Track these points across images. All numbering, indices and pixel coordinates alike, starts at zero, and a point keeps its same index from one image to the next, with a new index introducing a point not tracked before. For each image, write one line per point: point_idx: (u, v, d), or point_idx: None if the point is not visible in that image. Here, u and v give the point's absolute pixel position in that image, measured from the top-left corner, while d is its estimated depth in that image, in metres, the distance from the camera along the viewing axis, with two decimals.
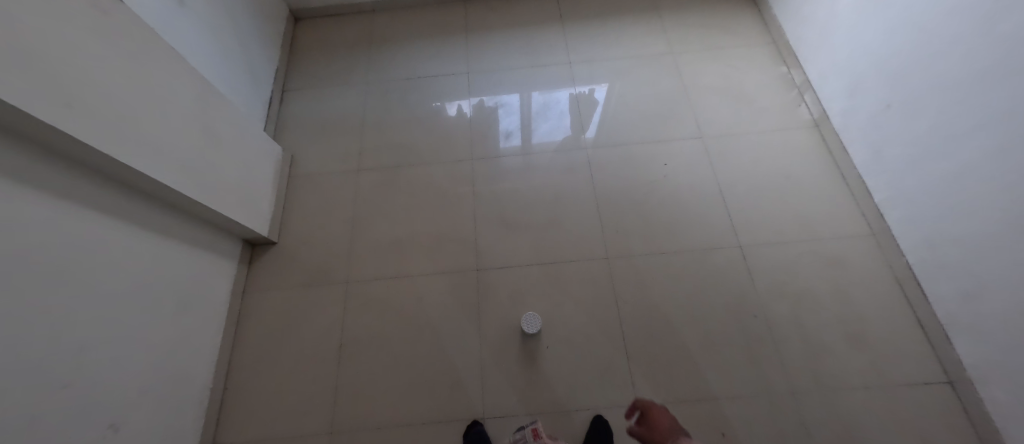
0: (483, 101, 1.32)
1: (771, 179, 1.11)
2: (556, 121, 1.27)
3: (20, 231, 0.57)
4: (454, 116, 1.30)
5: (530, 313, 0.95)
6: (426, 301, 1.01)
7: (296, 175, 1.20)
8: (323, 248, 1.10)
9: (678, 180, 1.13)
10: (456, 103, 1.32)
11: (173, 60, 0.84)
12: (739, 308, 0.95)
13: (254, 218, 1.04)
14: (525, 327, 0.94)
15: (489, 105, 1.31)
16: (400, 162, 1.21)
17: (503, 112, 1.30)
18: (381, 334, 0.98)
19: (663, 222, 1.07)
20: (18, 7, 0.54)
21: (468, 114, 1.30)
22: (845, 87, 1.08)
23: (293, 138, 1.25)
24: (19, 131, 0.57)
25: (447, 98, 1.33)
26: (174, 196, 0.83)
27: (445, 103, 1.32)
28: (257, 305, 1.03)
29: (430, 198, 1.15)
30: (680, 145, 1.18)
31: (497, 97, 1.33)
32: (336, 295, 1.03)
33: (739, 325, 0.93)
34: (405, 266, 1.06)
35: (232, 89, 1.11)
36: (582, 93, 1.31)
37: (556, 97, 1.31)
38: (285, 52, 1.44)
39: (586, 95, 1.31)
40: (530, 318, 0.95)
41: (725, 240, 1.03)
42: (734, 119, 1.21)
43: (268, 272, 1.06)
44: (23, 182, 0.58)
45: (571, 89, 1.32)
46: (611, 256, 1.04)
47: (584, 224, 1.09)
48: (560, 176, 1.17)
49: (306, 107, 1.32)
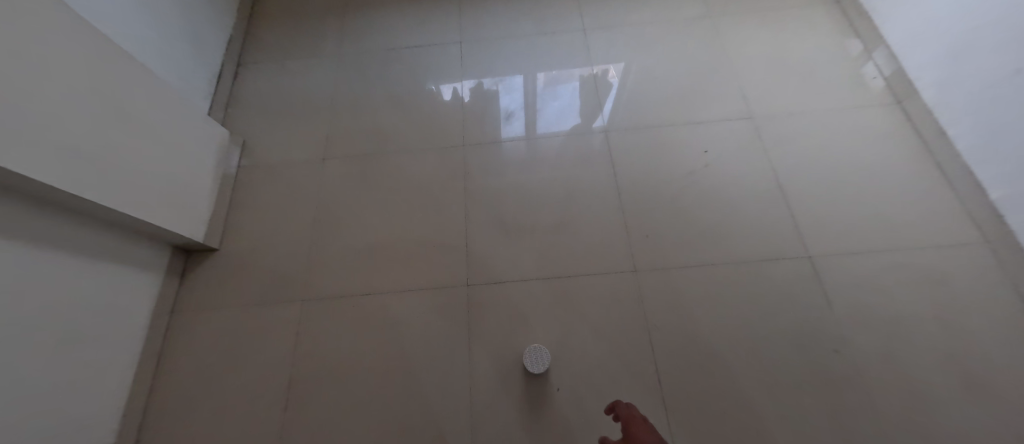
0: (483, 83, 1.08)
1: (845, 170, 0.87)
2: (567, 100, 1.03)
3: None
4: (450, 101, 1.05)
5: (535, 346, 0.73)
6: (403, 326, 0.78)
7: (246, 164, 0.97)
8: (276, 256, 0.87)
9: (723, 170, 0.89)
10: (451, 85, 1.08)
11: (62, 10, 0.61)
12: (813, 339, 0.72)
13: (185, 218, 0.81)
14: (528, 365, 0.71)
15: (490, 88, 1.07)
16: (375, 149, 0.98)
17: (506, 95, 1.05)
18: (343, 370, 0.75)
19: (706, 225, 0.84)
20: None
21: (466, 98, 1.05)
22: (945, 50, 0.83)
23: (245, 119, 1.03)
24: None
25: (442, 80, 1.08)
26: (65, 196, 0.61)
27: (439, 86, 1.08)
28: (186, 331, 0.80)
29: (411, 193, 0.93)
30: (725, 127, 0.94)
31: (499, 78, 1.08)
32: (289, 317, 0.80)
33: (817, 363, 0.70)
34: (377, 280, 0.83)
35: (163, 54, 0.89)
36: (598, 72, 1.07)
37: (568, 74, 1.07)
38: (243, 19, 1.21)
39: (602, 74, 1.06)
40: (535, 352, 0.72)
41: (788, 248, 0.80)
42: (792, 94, 0.97)
43: (204, 286, 0.84)
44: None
45: (585, 66, 1.08)
46: (640, 269, 0.81)
47: (604, 227, 0.86)
48: (573, 165, 0.94)
49: (264, 82, 1.09)
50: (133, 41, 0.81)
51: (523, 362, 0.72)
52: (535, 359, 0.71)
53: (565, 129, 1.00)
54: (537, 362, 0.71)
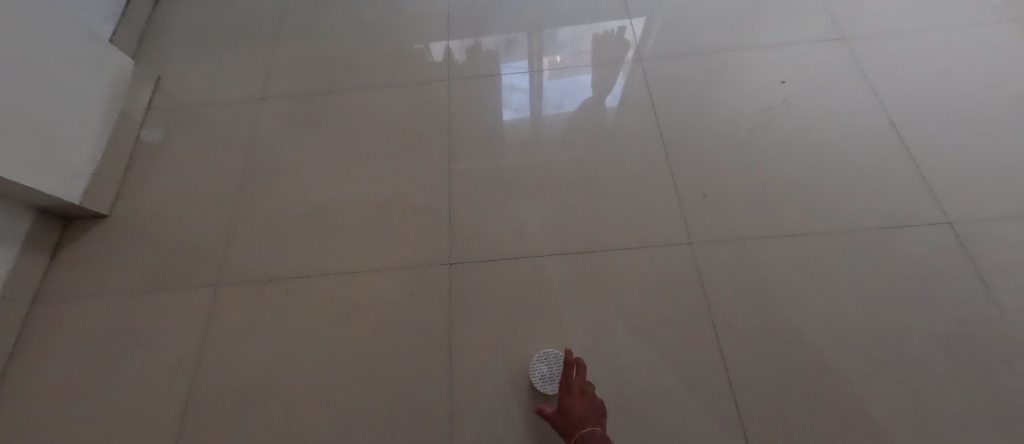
0: (478, 42, 0.79)
1: (988, 103, 0.61)
2: (575, 54, 0.76)
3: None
4: (441, 63, 0.77)
5: (549, 353, 0.49)
6: (360, 318, 0.55)
7: (165, 107, 0.74)
8: (190, 224, 0.63)
9: (807, 106, 0.65)
10: (441, 44, 0.79)
11: None
12: (981, 339, 0.46)
13: (49, 159, 0.56)
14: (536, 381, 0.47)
15: (489, 47, 0.78)
16: (332, 86, 0.75)
17: (508, 55, 0.77)
18: (270, 380, 0.51)
19: (790, 178, 0.59)
20: None
21: (461, 60, 0.77)
22: None
23: (168, 52, 0.79)
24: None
25: (427, 37, 0.80)
26: None
27: (428, 44, 0.79)
28: (51, 326, 0.56)
29: (378, 142, 0.69)
30: (804, 51, 0.70)
31: (496, 36, 0.80)
32: (203, 304, 0.57)
33: (995, 379, 0.44)
34: (329, 255, 0.60)
35: None
36: (607, 32, 0.78)
37: (569, 34, 0.78)
38: None
39: (612, 36, 0.77)
40: (547, 362, 0.48)
41: (917, 209, 0.55)
42: (894, 12, 0.72)
43: (87, 264, 0.60)
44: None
45: (591, 27, 0.79)
46: (698, 239, 0.56)
47: (643, 182, 0.62)
48: (596, 105, 0.70)
49: (198, 7, 0.85)
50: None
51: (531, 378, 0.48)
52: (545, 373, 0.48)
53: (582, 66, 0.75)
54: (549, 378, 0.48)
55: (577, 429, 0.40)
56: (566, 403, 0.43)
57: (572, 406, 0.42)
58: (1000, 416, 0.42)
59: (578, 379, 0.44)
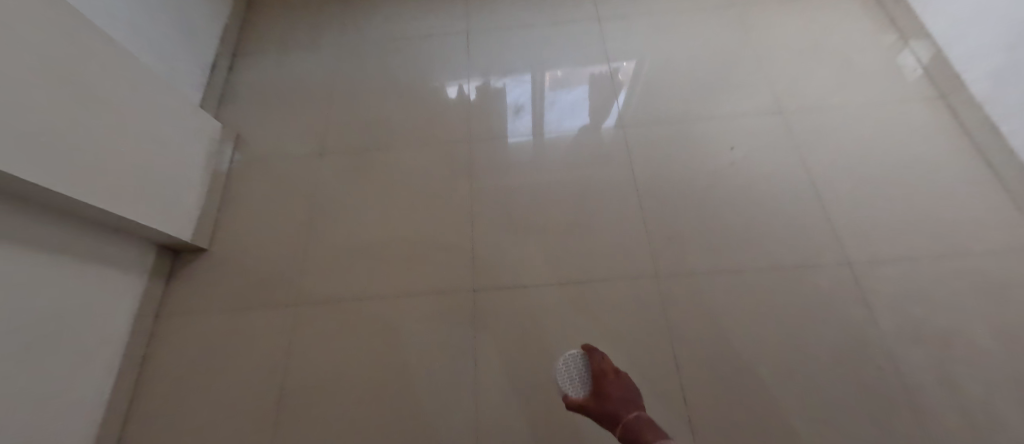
0: (488, 81, 1.01)
1: (888, 170, 0.79)
2: (578, 91, 0.98)
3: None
4: (455, 100, 0.99)
5: (579, 355, 0.62)
6: (404, 333, 0.72)
7: (239, 160, 0.92)
8: (268, 256, 0.81)
9: (750, 170, 0.82)
10: (455, 83, 1.01)
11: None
12: (858, 356, 0.64)
13: (163, 208, 0.74)
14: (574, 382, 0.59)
15: (496, 86, 1.00)
16: (375, 142, 0.93)
17: (513, 95, 0.98)
18: (340, 382, 0.69)
19: (734, 227, 0.77)
20: None
21: (471, 97, 0.99)
22: (999, 37, 0.75)
23: (240, 112, 0.98)
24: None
25: (445, 77, 1.02)
26: (51, 196, 0.56)
27: (443, 83, 1.01)
28: (169, 338, 0.74)
29: (412, 191, 0.87)
30: (753, 121, 0.88)
31: (505, 76, 1.02)
32: (282, 323, 0.74)
33: (859, 384, 0.62)
34: (376, 285, 0.77)
35: (154, 39, 0.84)
36: (604, 73, 0.99)
37: (574, 76, 1.00)
38: (241, 4, 1.16)
39: (611, 75, 0.99)
40: (579, 364, 0.61)
41: (828, 253, 0.73)
42: (825, 88, 0.90)
43: (190, 287, 0.79)
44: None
45: (592, 67, 1.01)
46: (663, 274, 0.74)
47: (622, 228, 0.79)
48: (588, 161, 0.87)
49: (261, 70, 1.03)
50: (112, 11, 0.74)
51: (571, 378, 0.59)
52: (572, 370, 0.60)
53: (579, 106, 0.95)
54: (580, 380, 0.60)
55: (621, 414, 0.53)
56: (604, 387, 0.56)
57: (609, 389, 0.56)
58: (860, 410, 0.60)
59: (610, 369, 0.59)
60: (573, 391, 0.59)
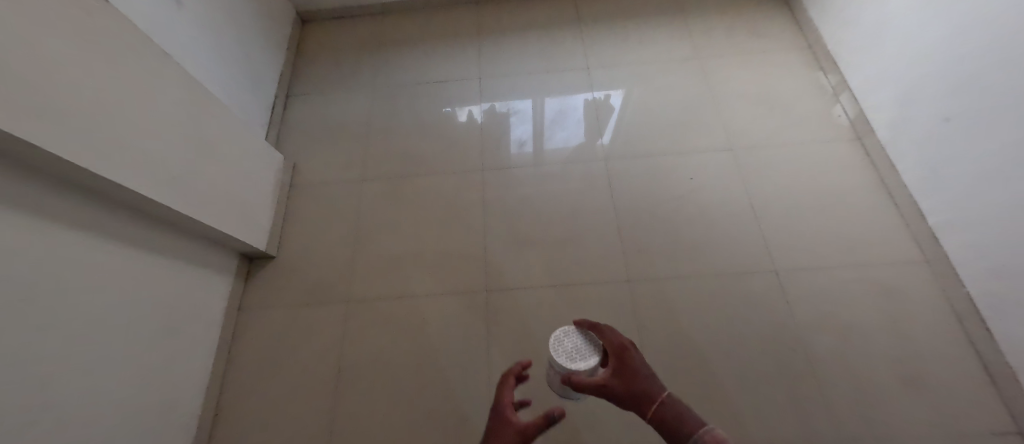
0: (494, 106, 1.26)
1: (812, 197, 1.01)
2: (573, 113, 1.22)
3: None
4: (464, 121, 1.23)
5: (575, 332, 0.58)
6: (432, 322, 0.94)
7: (297, 185, 1.15)
8: (322, 264, 1.03)
9: (705, 196, 1.04)
10: (466, 108, 1.26)
11: (172, 70, 0.80)
12: (776, 341, 0.86)
13: (246, 225, 0.96)
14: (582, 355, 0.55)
15: (501, 110, 1.25)
16: (404, 171, 1.15)
17: (516, 120, 1.22)
18: (384, 359, 0.91)
19: (689, 242, 0.98)
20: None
21: (478, 119, 1.23)
22: (894, 96, 0.98)
23: (296, 146, 1.21)
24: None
25: (458, 103, 1.27)
26: (172, 214, 0.78)
27: (455, 109, 1.26)
28: (250, 326, 0.96)
29: (436, 211, 1.08)
30: (709, 157, 1.10)
31: (509, 103, 1.26)
32: (337, 315, 0.96)
33: (774, 362, 0.84)
34: (410, 285, 0.99)
35: (233, 91, 1.08)
36: (598, 98, 1.24)
37: (571, 103, 1.24)
38: (291, 55, 1.42)
39: (603, 100, 1.23)
40: (581, 339, 0.57)
41: (760, 263, 0.94)
42: (767, 129, 1.12)
43: (265, 286, 1.01)
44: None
45: (587, 94, 1.25)
46: (634, 278, 0.95)
47: (603, 242, 1.00)
48: (578, 186, 1.09)
49: (310, 113, 1.28)
50: (203, 73, 0.98)
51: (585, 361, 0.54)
52: (579, 346, 0.56)
53: (573, 126, 1.19)
54: (588, 357, 0.55)
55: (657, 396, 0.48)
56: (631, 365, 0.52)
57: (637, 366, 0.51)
58: (771, 380, 0.82)
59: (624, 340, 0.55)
60: (583, 368, 0.53)
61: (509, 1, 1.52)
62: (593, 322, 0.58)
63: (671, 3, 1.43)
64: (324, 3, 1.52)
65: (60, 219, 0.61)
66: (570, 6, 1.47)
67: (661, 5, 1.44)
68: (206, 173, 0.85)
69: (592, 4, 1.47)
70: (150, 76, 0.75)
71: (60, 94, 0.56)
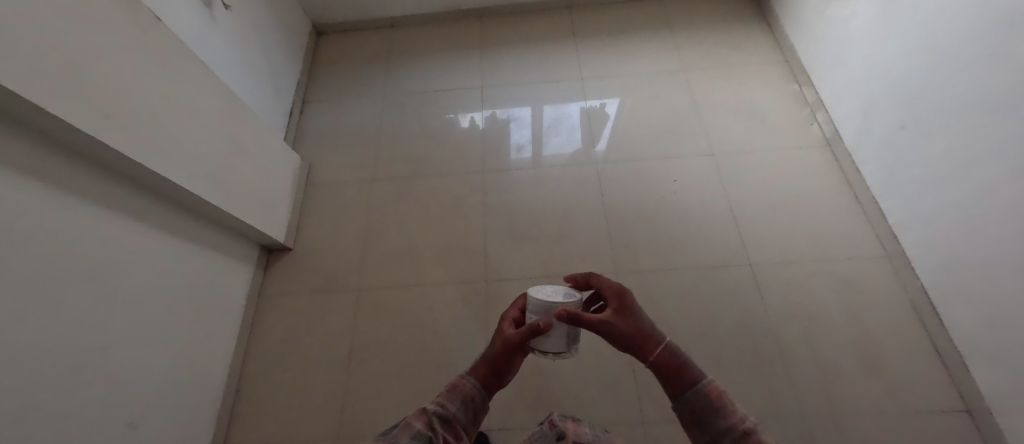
0: (495, 114, 1.36)
1: (785, 199, 1.10)
2: (570, 121, 1.32)
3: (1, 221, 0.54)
4: (467, 128, 1.33)
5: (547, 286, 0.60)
6: (436, 308, 1.02)
7: (312, 184, 1.24)
8: (335, 255, 1.12)
9: (688, 196, 1.13)
10: (469, 115, 1.36)
11: (208, 78, 0.91)
12: (747, 328, 0.94)
13: (268, 219, 1.06)
14: (557, 294, 0.57)
15: (501, 117, 1.34)
16: (412, 172, 1.25)
17: (515, 126, 1.32)
18: (391, 342, 0.99)
19: (672, 238, 1.07)
20: (54, 24, 0.59)
21: (480, 125, 1.33)
22: (859, 107, 1.08)
23: (311, 149, 1.31)
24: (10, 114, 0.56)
25: (461, 111, 1.37)
26: (205, 206, 0.88)
27: (459, 115, 1.36)
28: (269, 311, 1.05)
29: (440, 208, 1.17)
30: (692, 161, 1.19)
31: (509, 110, 1.36)
32: (349, 302, 1.05)
33: (745, 346, 0.92)
34: (415, 275, 1.07)
35: (255, 98, 1.19)
36: (593, 107, 1.34)
37: (567, 111, 1.34)
38: (307, 65, 1.54)
39: (597, 109, 1.33)
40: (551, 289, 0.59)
41: (735, 258, 1.03)
42: (746, 136, 1.22)
43: (282, 276, 1.10)
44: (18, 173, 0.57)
45: (582, 103, 1.35)
46: (621, 270, 1.04)
47: (593, 238, 1.09)
48: (571, 187, 1.18)
49: (325, 119, 1.39)
50: (231, 80, 1.09)
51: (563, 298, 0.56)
52: (552, 292, 0.58)
53: (569, 133, 1.29)
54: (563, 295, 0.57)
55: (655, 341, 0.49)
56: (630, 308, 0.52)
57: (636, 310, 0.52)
58: (741, 362, 0.91)
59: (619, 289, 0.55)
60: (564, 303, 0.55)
61: (510, 15, 1.63)
62: (589, 274, 0.59)
63: (660, 19, 1.54)
64: (338, 17, 1.64)
65: (105, 204, 0.71)
66: (567, 21, 1.58)
67: (651, 21, 1.54)
68: (237, 170, 0.95)
69: (587, 20, 1.58)
70: (190, 84, 0.85)
71: (114, 101, 0.67)
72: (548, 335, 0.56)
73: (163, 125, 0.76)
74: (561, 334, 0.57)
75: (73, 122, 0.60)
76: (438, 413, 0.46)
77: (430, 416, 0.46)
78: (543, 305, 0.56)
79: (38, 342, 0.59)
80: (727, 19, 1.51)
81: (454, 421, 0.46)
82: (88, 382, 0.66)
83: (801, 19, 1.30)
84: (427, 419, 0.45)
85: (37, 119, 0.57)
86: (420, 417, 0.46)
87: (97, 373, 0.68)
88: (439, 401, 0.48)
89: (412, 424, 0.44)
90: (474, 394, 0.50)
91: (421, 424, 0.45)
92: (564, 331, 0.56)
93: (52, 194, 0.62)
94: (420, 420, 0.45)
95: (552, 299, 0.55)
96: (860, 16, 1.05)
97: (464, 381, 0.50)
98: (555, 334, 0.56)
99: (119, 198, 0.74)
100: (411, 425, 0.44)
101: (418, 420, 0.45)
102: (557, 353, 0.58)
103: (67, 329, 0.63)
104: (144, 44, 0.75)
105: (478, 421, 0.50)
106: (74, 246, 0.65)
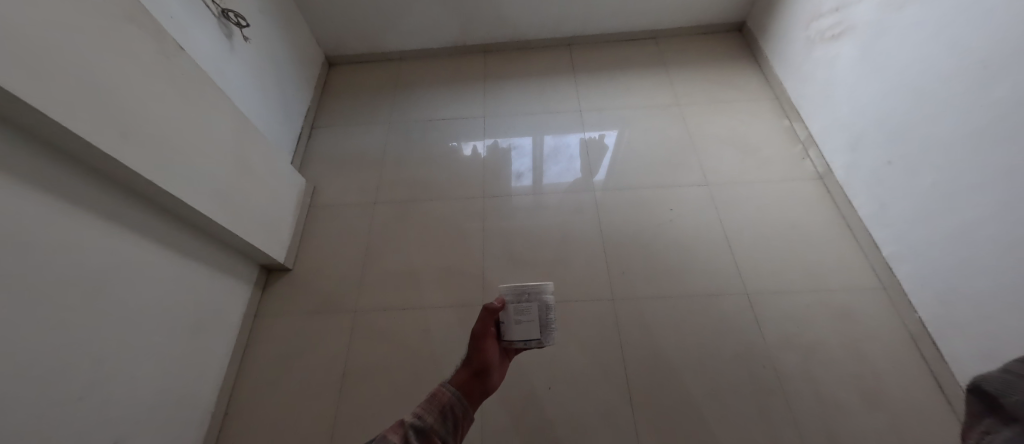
0: (496, 142, 1.40)
1: (780, 229, 1.12)
2: (570, 151, 1.36)
3: (6, 232, 0.56)
4: (469, 155, 1.37)
5: (506, 290, 0.63)
6: (433, 331, 1.02)
7: (315, 206, 1.27)
8: (334, 276, 1.13)
9: (683, 225, 1.15)
10: (472, 144, 1.41)
11: (224, 103, 0.95)
12: (746, 359, 0.93)
13: (272, 239, 1.08)
14: (524, 289, 0.62)
15: (502, 146, 1.39)
16: (413, 197, 1.27)
17: (515, 154, 1.36)
18: (385, 363, 0.98)
19: (669, 265, 1.08)
20: (80, 51, 0.63)
21: (482, 154, 1.37)
22: (847, 142, 1.12)
23: (317, 172, 1.35)
24: (31, 128, 0.60)
25: (464, 139, 1.42)
26: (211, 225, 0.90)
27: (461, 144, 1.41)
28: (263, 332, 1.04)
29: (440, 231, 1.19)
30: (687, 191, 1.22)
31: (510, 139, 1.41)
32: (344, 323, 1.04)
33: (744, 376, 0.91)
34: (413, 298, 1.08)
35: (267, 123, 1.24)
36: (591, 138, 1.38)
37: (565, 141, 1.38)
38: (317, 93, 1.61)
39: (597, 139, 1.38)
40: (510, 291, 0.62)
41: (731, 286, 1.04)
42: (739, 168, 1.26)
43: (279, 297, 1.10)
44: (24, 185, 0.60)
45: (581, 134, 1.40)
46: (617, 297, 1.04)
47: (591, 264, 1.10)
48: (568, 214, 1.20)
49: (332, 145, 1.43)
50: (246, 106, 1.15)
51: (530, 289, 0.62)
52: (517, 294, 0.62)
53: (569, 163, 1.32)
54: (522, 291, 0.62)
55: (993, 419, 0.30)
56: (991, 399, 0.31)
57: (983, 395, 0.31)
58: (740, 394, 0.89)
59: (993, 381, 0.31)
60: (531, 292, 0.62)
61: (512, 52, 1.71)
62: None
63: (656, 57, 1.62)
64: (350, 50, 1.73)
65: (110, 220, 0.73)
66: (566, 58, 1.66)
67: (647, 59, 1.62)
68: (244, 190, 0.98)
69: (586, 57, 1.66)
70: (208, 108, 0.90)
71: (131, 119, 0.70)
72: (517, 322, 0.60)
73: (176, 144, 0.79)
74: (533, 320, 0.61)
75: (94, 141, 0.64)
76: (414, 425, 0.46)
77: (406, 428, 0.46)
78: (512, 292, 0.62)
79: (31, 353, 0.59)
80: (719, 58, 1.59)
81: (431, 433, 0.47)
82: (76, 396, 0.65)
83: (788, 60, 1.38)
84: (403, 432, 0.45)
85: (64, 136, 0.62)
86: (397, 430, 0.46)
87: (89, 388, 0.68)
88: (417, 411, 0.48)
89: (388, 437, 0.44)
90: (454, 403, 0.50)
91: (396, 437, 0.45)
92: (535, 316, 0.61)
93: (56, 207, 0.64)
94: (395, 433, 0.45)
95: (515, 288, 0.62)
96: (844, 57, 1.11)
97: (443, 389, 0.51)
98: (526, 319, 0.60)
99: (123, 214, 0.76)
100: (386, 438, 0.44)
101: (395, 433, 0.45)
102: (532, 341, 0.60)
103: (58, 341, 0.63)
104: (165, 68, 0.80)
105: (458, 434, 0.49)
106: (70, 257, 0.66)
